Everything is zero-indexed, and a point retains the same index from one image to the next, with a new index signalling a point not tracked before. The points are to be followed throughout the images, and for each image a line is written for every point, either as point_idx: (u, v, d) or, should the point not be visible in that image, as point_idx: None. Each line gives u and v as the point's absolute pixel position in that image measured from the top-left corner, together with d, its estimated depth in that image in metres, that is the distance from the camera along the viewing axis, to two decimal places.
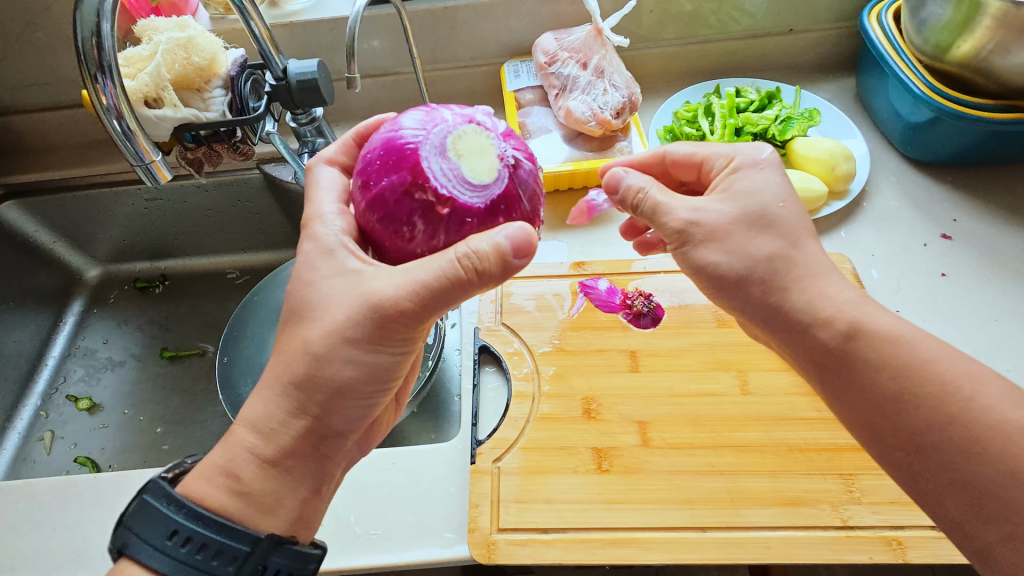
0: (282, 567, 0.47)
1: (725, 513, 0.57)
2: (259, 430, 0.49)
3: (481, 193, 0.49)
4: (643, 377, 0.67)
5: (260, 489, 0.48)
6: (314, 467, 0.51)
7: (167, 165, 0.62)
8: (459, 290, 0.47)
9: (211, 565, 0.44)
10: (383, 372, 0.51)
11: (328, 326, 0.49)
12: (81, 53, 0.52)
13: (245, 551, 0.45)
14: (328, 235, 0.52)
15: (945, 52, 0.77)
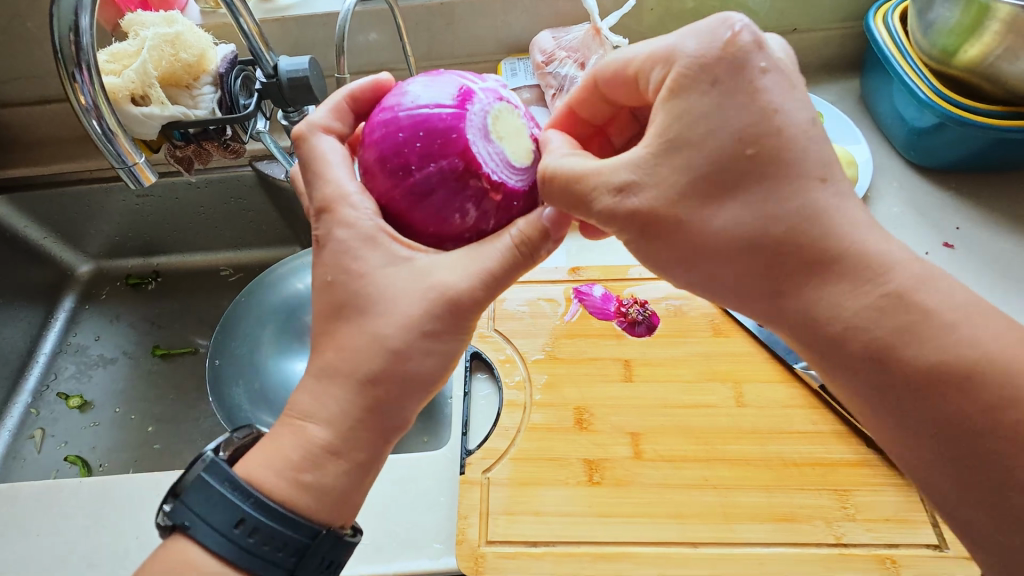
0: (336, 557, 0.46)
1: (717, 528, 0.56)
2: (334, 425, 0.45)
3: (523, 176, 0.50)
4: (636, 387, 0.66)
5: (330, 483, 0.44)
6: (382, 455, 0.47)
7: (150, 168, 0.61)
8: (521, 268, 0.47)
9: (274, 555, 0.42)
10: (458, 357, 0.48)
11: (400, 320, 0.45)
12: (57, 50, 0.50)
13: (307, 544, 0.43)
14: (363, 218, 0.47)
15: (951, 56, 0.75)
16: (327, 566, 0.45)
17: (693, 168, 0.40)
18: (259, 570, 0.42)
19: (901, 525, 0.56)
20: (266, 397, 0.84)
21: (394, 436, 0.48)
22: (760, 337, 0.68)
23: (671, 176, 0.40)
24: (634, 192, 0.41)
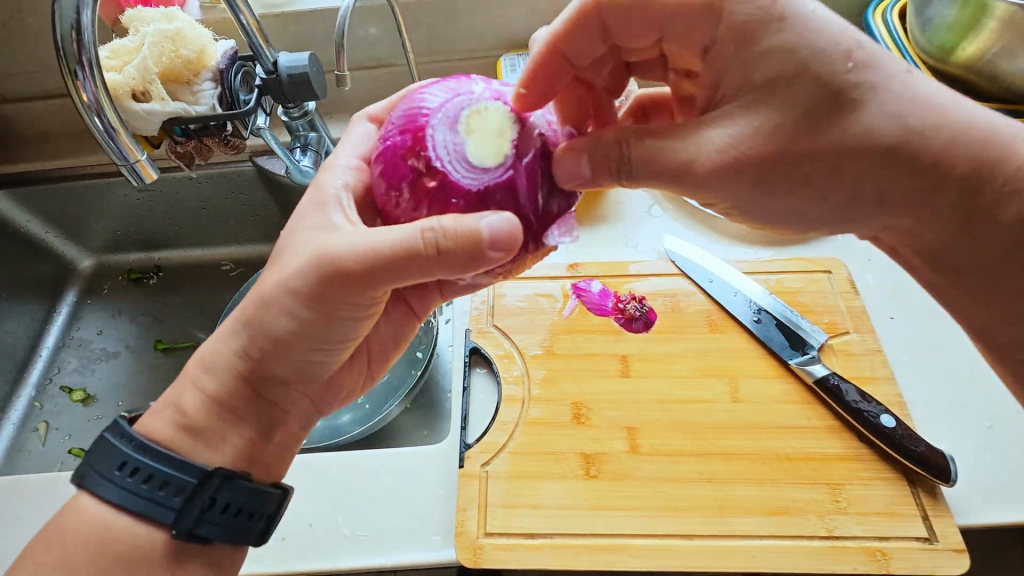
0: (233, 501, 0.48)
1: (711, 520, 0.57)
2: (218, 375, 0.51)
3: (476, 175, 0.46)
4: (633, 383, 0.67)
5: (206, 425, 0.50)
6: (258, 412, 0.53)
7: (152, 165, 0.61)
8: (413, 262, 0.43)
9: (160, 496, 0.46)
10: (320, 333, 0.50)
11: (286, 270, 0.47)
12: (60, 47, 0.51)
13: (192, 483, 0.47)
14: (332, 184, 0.52)
15: (949, 54, 0.75)
16: (223, 508, 0.48)
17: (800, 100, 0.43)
18: (149, 513, 0.46)
19: (892, 518, 0.57)
20: None
21: (268, 395, 0.53)
22: (756, 334, 0.69)
23: (770, 120, 0.44)
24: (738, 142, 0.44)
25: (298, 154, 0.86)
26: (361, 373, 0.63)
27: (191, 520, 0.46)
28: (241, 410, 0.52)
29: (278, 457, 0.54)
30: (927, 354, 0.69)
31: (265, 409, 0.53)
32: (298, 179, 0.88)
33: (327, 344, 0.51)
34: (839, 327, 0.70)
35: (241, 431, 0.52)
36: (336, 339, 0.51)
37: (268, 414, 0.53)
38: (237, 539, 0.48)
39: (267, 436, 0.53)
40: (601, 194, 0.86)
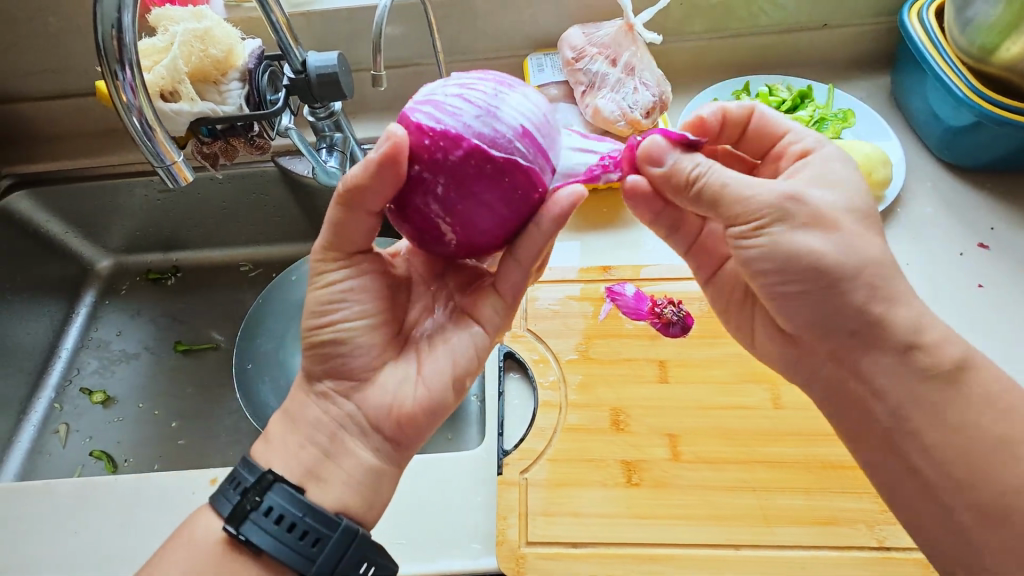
0: (276, 505, 0.47)
1: (757, 530, 0.56)
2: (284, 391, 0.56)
3: None
4: (672, 389, 0.65)
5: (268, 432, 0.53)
6: (306, 412, 0.52)
7: (188, 166, 0.59)
8: (359, 211, 0.48)
9: (226, 491, 0.49)
10: (324, 300, 0.51)
11: None
12: (101, 45, 0.50)
13: (251, 483, 0.48)
14: None
15: (991, 53, 0.74)
16: (267, 510, 0.47)
17: (861, 198, 0.49)
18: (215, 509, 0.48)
19: None
20: None
21: (314, 389, 0.53)
22: None
23: (840, 201, 0.49)
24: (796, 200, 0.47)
25: (324, 154, 0.84)
26: (406, 375, 0.53)
27: (240, 515, 0.47)
28: (288, 411, 0.53)
29: (319, 461, 0.50)
30: None
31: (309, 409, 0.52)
32: (324, 179, 0.87)
33: (333, 313, 0.51)
34: None
35: (297, 436, 0.51)
36: (346, 303, 0.51)
37: (314, 413, 0.52)
38: (281, 557, 0.45)
39: (310, 437, 0.51)
40: None
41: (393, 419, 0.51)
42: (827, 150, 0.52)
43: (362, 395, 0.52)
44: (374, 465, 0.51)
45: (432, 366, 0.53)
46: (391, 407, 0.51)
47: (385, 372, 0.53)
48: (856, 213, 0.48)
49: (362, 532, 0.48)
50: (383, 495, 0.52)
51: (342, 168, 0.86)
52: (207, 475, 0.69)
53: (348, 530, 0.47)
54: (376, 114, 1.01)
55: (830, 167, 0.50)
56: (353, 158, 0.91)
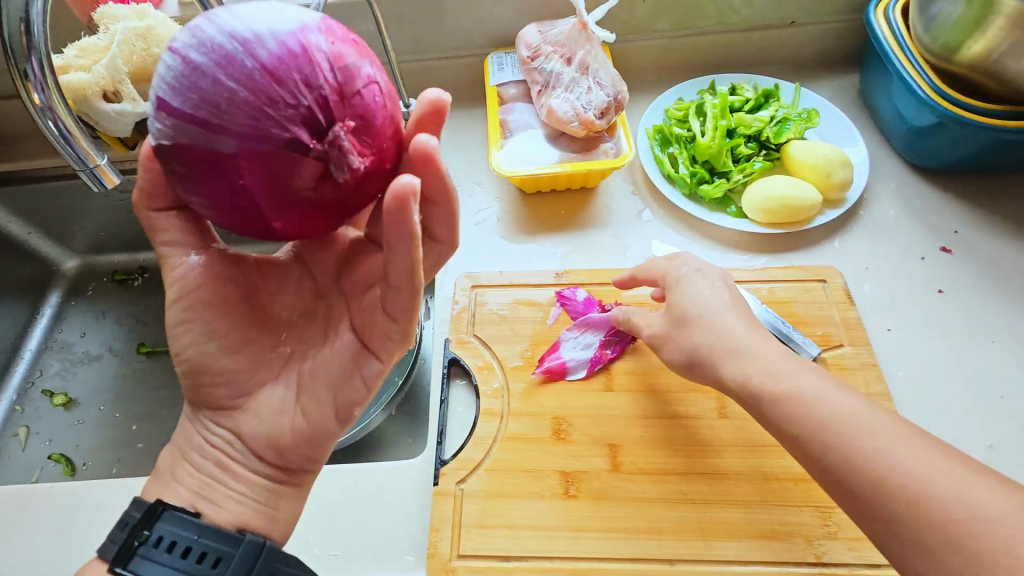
0: (178, 539, 0.45)
1: (695, 544, 0.55)
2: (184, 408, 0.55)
3: None
4: (616, 397, 0.64)
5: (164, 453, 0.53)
6: (190, 431, 0.52)
7: (114, 170, 0.58)
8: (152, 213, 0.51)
9: (112, 536, 0.46)
10: (187, 314, 0.49)
11: None
12: (5, 40, 0.48)
13: (138, 517, 0.46)
14: None
15: (954, 52, 0.72)
16: (167, 546, 0.45)
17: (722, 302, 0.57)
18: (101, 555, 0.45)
19: None
20: None
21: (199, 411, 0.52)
22: None
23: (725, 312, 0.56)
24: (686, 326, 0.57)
25: None
26: (284, 401, 0.51)
27: (128, 555, 0.44)
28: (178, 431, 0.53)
29: (208, 483, 0.50)
30: (928, 371, 0.67)
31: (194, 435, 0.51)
32: None
33: (187, 325, 0.50)
34: (834, 340, 0.68)
35: (183, 463, 0.51)
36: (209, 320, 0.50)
37: (202, 434, 0.51)
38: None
39: (195, 465, 0.50)
40: (588, 198, 0.84)
41: (272, 442, 0.51)
42: (700, 272, 0.61)
43: (239, 422, 0.51)
44: (261, 484, 0.51)
45: (305, 390, 0.51)
46: (276, 430, 0.51)
47: (261, 395, 0.51)
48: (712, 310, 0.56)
49: (268, 544, 0.47)
50: (285, 508, 0.53)
51: None
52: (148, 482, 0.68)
53: (252, 543, 0.46)
54: None
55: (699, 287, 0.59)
56: None
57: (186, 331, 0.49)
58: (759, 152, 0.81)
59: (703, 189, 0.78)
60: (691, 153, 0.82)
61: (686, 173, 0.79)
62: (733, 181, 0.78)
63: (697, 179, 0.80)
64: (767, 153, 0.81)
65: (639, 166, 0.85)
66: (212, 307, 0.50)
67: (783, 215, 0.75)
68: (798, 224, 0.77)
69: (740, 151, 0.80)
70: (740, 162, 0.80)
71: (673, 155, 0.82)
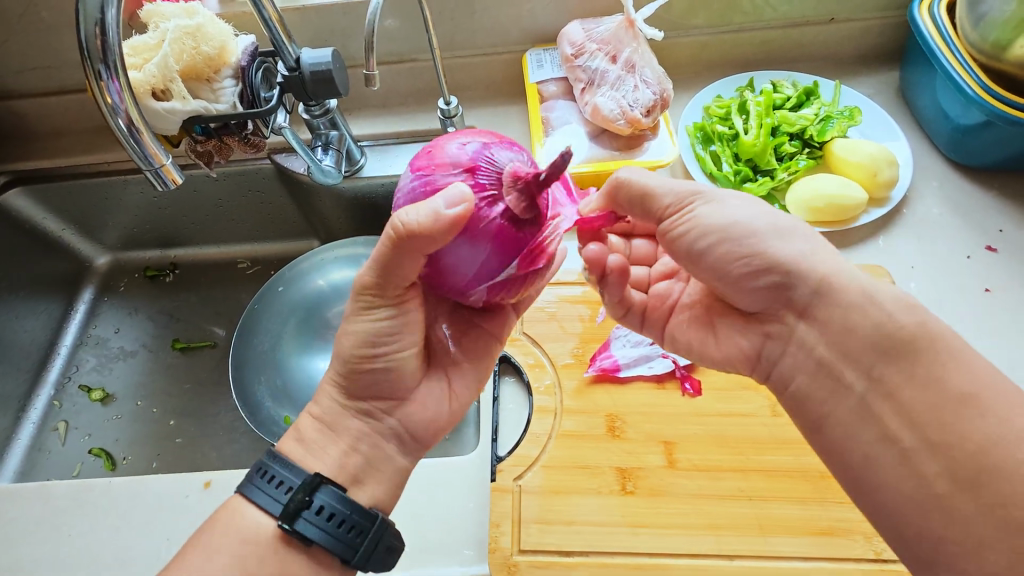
0: (332, 508, 0.48)
1: (754, 540, 0.56)
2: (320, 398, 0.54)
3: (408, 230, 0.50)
4: (667, 395, 0.65)
5: (312, 441, 0.52)
6: (355, 425, 0.53)
7: (177, 168, 0.59)
8: (404, 244, 0.45)
9: (277, 493, 0.48)
10: (385, 337, 0.51)
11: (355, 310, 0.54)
12: (83, 43, 0.49)
13: (298, 484, 0.48)
14: None
15: (1003, 50, 0.72)
16: (323, 514, 0.48)
17: (735, 209, 0.54)
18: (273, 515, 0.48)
19: None
20: (292, 396, 0.83)
21: (372, 408, 0.54)
22: None
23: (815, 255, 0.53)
24: (693, 214, 0.54)
25: (320, 154, 0.84)
26: (440, 395, 0.57)
27: (297, 519, 0.47)
28: (336, 422, 0.53)
29: (362, 467, 0.52)
30: None
31: (353, 421, 0.53)
32: (319, 178, 0.86)
33: (387, 346, 0.51)
34: None
35: (333, 444, 0.52)
36: (398, 335, 0.52)
37: (360, 425, 0.53)
38: (329, 549, 0.47)
39: (355, 445, 0.53)
40: None
41: (432, 430, 0.57)
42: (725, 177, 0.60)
43: (404, 411, 0.55)
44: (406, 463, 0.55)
45: (445, 392, 0.58)
46: (435, 423, 0.57)
47: (421, 390, 0.56)
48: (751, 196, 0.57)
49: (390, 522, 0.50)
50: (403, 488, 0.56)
51: (338, 167, 0.86)
52: (204, 477, 0.69)
53: (381, 520, 0.49)
54: (372, 112, 1.00)
55: (729, 198, 0.54)
56: (349, 155, 0.90)
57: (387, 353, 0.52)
58: (802, 150, 0.81)
59: (747, 187, 0.79)
60: (734, 151, 0.82)
61: (731, 171, 0.80)
62: (778, 179, 0.79)
63: (741, 177, 0.81)
64: (810, 151, 0.82)
65: (680, 163, 0.85)
66: (400, 332, 0.52)
67: (829, 213, 0.76)
68: (842, 223, 0.77)
69: (783, 150, 0.81)
70: (784, 160, 0.81)
71: (717, 152, 0.82)
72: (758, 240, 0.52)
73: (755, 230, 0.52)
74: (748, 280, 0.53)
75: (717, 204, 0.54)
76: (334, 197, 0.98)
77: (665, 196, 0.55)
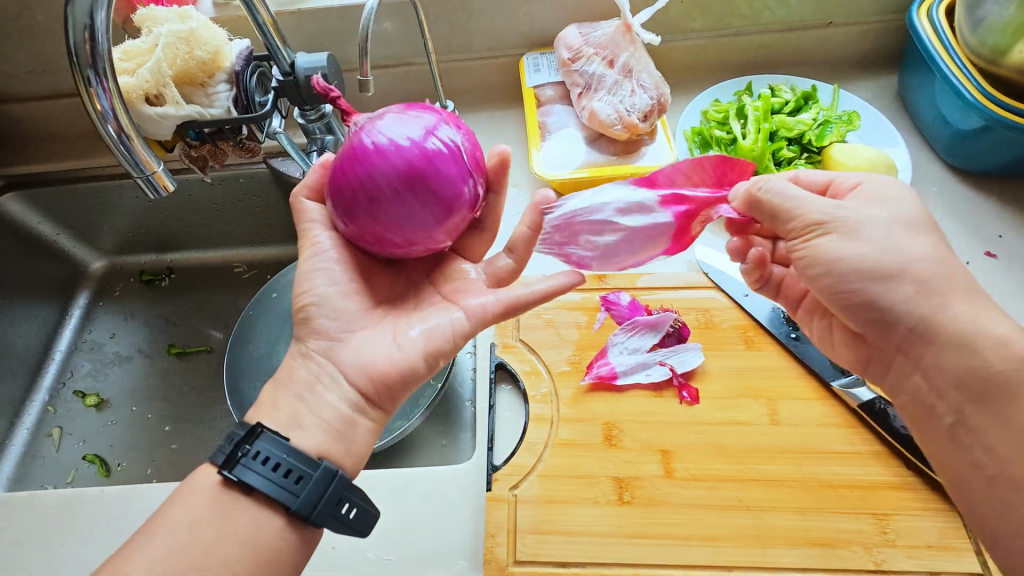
0: (274, 455, 0.47)
1: (752, 551, 0.55)
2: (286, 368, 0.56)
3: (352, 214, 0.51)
4: (665, 404, 0.64)
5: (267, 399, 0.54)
6: (299, 369, 0.53)
7: (168, 175, 0.58)
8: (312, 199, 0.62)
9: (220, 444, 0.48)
10: (315, 274, 0.56)
11: None
12: (72, 49, 0.49)
13: (238, 433, 0.49)
14: None
15: (1002, 54, 0.71)
16: (266, 462, 0.47)
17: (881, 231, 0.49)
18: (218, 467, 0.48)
19: (944, 554, 0.54)
20: None
21: (314, 354, 0.54)
22: (795, 352, 0.66)
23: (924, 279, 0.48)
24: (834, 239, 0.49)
25: (313, 157, 0.83)
26: (384, 338, 0.54)
27: (240, 467, 0.47)
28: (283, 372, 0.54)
29: (299, 411, 0.51)
30: None
31: (297, 367, 0.53)
32: None
33: (320, 277, 0.55)
34: None
35: (284, 396, 0.52)
36: (328, 271, 0.56)
37: (304, 369, 0.53)
38: (274, 497, 0.46)
39: (299, 392, 0.52)
40: None
41: (369, 376, 0.52)
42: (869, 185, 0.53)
43: (338, 352, 0.53)
44: (346, 413, 0.51)
45: (404, 340, 0.53)
46: (375, 365, 0.52)
47: (363, 334, 0.54)
48: (906, 220, 0.49)
49: (341, 473, 0.49)
50: (355, 446, 0.52)
51: None
52: None
53: (330, 469, 0.48)
54: None
55: (870, 226, 0.49)
56: None
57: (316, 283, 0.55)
58: (800, 155, 0.81)
59: None
60: (732, 156, 0.81)
61: None
62: None
63: None
64: (809, 156, 0.81)
65: None
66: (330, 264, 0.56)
67: None
68: None
69: (782, 155, 0.80)
70: (781, 165, 0.81)
71: None
72: (902, 268, 0.48)
73: (871, 271, 0.48)
74: (850, 311, 0.51)
75: (850, 236, 0.49)
76: None
77: (790, 219, 0.51)
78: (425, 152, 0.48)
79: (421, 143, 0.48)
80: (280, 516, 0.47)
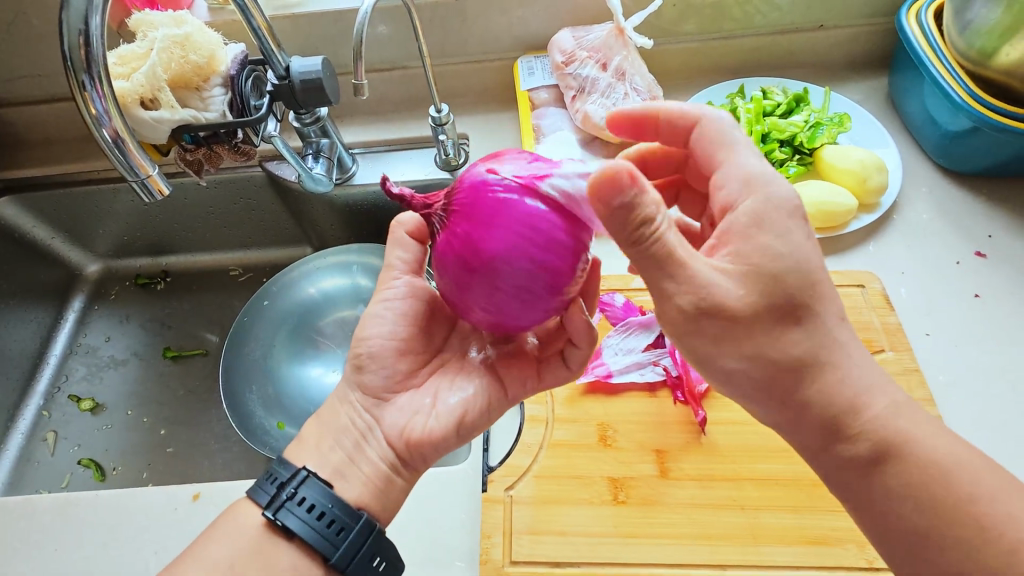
0: (318, 502, 0.49)
1: (746, 550, 0.56)
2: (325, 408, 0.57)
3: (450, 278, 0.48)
4: (660, 404, 0.65)
5: (309, 434, 0.55)
6: (343, 416, 0.55)
7: (163, 179, 0.58)
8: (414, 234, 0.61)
9: (266, 484, 0.50)
10: (375, 321, 0.56)
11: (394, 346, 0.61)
12: (66, 54, 0.49)
13: (287, 476, 0.50)
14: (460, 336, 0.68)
15: (989, 58, 0.72)
16: (309, 510, 0.48)
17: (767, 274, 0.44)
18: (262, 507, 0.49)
19: None
20: (284, 406, 0.83)
21: (365, 409, 0.55)
22: None
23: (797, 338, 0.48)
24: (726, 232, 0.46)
25: (309, 162, 0.85)
26: (426, 405, 0.55)
27: (284, 511, 0.48)
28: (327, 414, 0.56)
29: (343, 461, 0.53)
30: (968, 377, 0.67)
31: (344, 416, 0.55)
32: (310, 186, 0.85)
33: (378, 327, 0.56)
34: (874, 345, 0.68)
35: (328, 442, 0.54)
36: (390, 321, 0.56)
37: (353, 421, 0.55)
38: (311, 544, 0.47)
39: (345, 442, 0.53)
40: None
41: (409, 440, 0.54)
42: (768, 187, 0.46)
43: (384, 411, 0.55)
44: (385, 472, 0.53)
45: (449, 410, 0.55)
46: (421, 441, 0.54)
47: (406, 395, 0.56)
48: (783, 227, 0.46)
49: (378, 528, 0.50)
50: (391, 500, 0.54)
51: (329, 175, 0.87)
52: (192, 489, 0.68)
53: (369, 521, 0.49)
54: (363, 118, 0.99)
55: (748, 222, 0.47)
56: (341, 163, 0.90)
57: (375, 330, 0.56)
58: (793, 156, 0.82)
59: None
60: None
61: None
62: None
63: None
64: (801, 157, 0.82)
65: None
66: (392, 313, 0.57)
67: (820, 219, 0.76)
68: (833, 229, 0.77)
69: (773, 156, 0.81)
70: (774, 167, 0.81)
71: None
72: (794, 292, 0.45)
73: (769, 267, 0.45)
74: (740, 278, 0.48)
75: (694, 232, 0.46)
76: (325, 204, 0.98)
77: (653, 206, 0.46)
78: (531, 211, 0.45)
79: (527, 204, 0.45)
80: (314, 560, 0.48)
